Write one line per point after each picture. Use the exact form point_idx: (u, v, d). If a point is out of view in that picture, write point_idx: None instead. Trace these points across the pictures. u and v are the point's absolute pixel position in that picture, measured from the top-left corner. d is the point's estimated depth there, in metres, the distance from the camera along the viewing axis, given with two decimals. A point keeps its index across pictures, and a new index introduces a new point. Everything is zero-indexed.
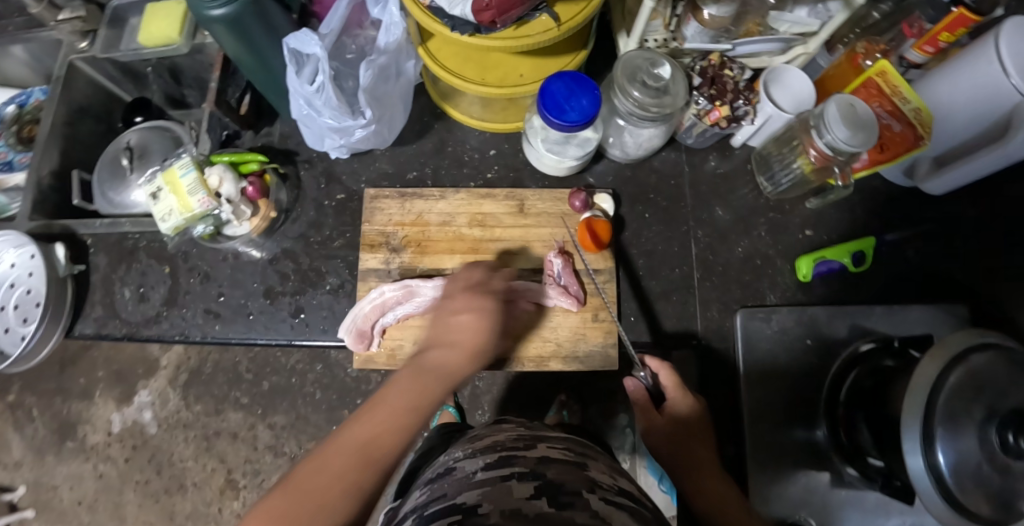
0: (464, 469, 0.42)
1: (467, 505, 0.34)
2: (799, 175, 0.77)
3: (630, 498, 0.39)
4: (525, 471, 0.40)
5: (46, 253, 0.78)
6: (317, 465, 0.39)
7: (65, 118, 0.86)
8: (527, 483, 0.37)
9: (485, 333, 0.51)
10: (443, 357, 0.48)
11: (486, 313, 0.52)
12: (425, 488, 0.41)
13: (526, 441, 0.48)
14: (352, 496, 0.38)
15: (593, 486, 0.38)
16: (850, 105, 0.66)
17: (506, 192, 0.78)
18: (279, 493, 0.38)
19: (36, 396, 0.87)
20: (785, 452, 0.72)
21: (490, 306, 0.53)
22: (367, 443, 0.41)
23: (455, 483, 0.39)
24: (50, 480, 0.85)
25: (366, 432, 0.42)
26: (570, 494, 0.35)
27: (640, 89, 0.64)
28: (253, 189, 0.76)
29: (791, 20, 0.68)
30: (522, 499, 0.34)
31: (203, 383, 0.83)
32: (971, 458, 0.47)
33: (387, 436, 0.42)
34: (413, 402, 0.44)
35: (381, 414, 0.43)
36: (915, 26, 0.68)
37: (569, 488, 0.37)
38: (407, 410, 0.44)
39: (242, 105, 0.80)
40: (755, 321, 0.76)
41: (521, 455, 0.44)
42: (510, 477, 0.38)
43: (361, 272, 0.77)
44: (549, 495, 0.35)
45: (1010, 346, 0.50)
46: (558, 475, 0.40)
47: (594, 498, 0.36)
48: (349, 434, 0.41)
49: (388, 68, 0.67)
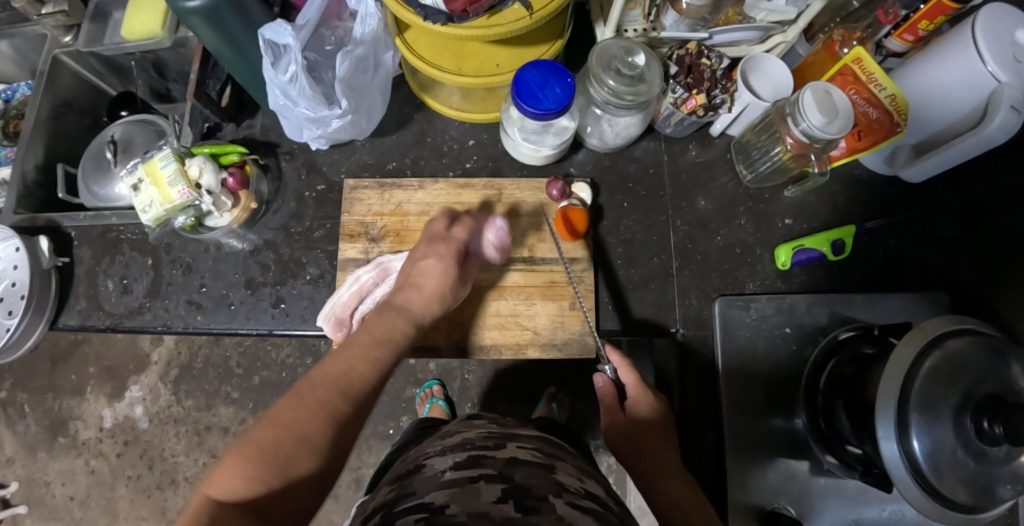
0: (433, 467, 0.43)
1: (434, 505, 0.35)
2: (779, 163, 0.78)
3: (597, 501, 0.41)
4: (493, 473, 0.40)
5: (30, 246, 0.79)
6: (298, 399, 0.45)
7: (50, 112, 0.86)
8: (494, 486, 0.38)
9: (445, 276, 0.65)
10: (412, 297, 0.62)
11: (444, 258, 0.65)
12: (394, 486, 0.42)
13: (495, 441, 0.49)
14: (327, 421, 0.45)
15: (560, 490, 0.40)
16: (826, 92, 0.66)
17: (484, 182, 0.79)
18: (263, 424, 0.43)
19: (28, 393, 0.89)
20: (762, 440, 0.72)
21: (450, 258, 0.66)
22: (342, 376, 0.49)
23: (424, 481, 0.40)
24: (44, 477, 0.88)
25: (338, 367, 0.50)
26: (536, 498, 0.37)
27: (614, 77, 0.65)
28: (232, 180, 0.77)
29: (768, 9, 0.69)
30: (489, 503, 0.35)
31: (194, 379, 0.86)
32: (945, 445, 0.48)
33: (360, 370, 0.51)
34: (387, 333, 0.57)
35: (360, 348, 0.53)
36: (892, 12, 0.69)
37: (536, 492, 0.38)
38: (379, 338, 0.56)
39: (223, 97, 0.81)
40: (734, 309, 0.76)
41: (490, 455, 0.45)
42: (478, 479, 0.39)
43: (340, 262, 0.77)
44: (515, 499, 0.36)
45: (988, 334, 0.51)
46: (525, 478, 0.40)
47: (559, 503, 0.37)
48: (327, 369, 0.49)
49: (365, 60, 0.68)
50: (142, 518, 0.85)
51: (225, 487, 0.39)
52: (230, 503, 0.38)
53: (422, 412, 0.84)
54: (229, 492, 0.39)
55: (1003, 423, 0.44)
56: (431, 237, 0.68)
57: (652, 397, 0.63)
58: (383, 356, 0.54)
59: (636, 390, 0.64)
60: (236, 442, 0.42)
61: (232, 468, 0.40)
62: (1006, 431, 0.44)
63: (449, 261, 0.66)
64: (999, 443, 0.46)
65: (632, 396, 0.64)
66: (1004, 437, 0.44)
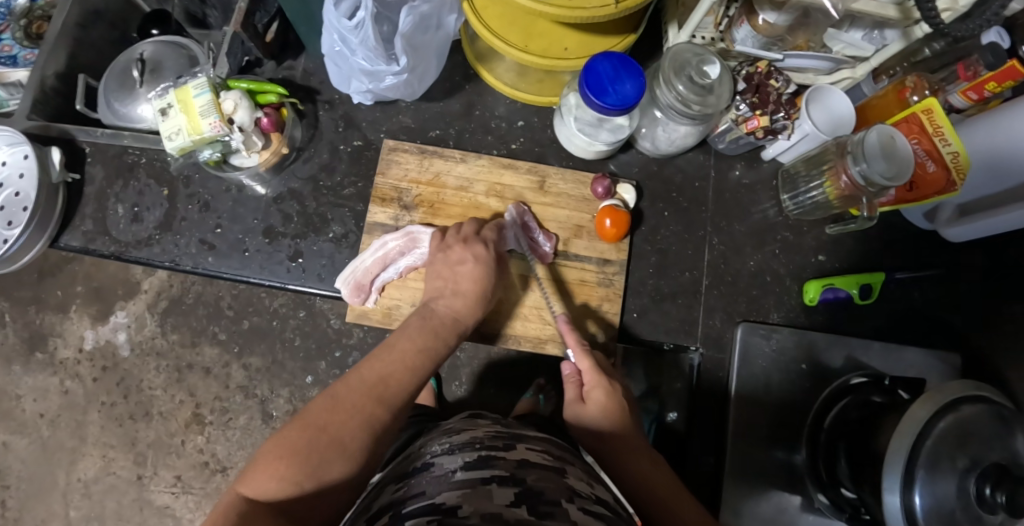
0: (442, 466, 0.40)
1: (446, 506, 0.32)
2: (821, 199, 0.76)
3: (608, 508, 0.38)
4: (505, 475, 0.38)
5: (40, 156, 0.76)
6: (334, 400, 0.42)
7: (77, 18, 0.81)
8: (507, 489, 0.35)
9: (483, 280, 0.61)
10: (455, 303, 0.58)
11: (482, 261, 0.62)
12: (402, 483, 0.38)
13: (504, 441, 0.46)
14: (362, 426, 0.42)
15: (572, 494, 0.37)
16: (891, 137, 0.64)
17: (528, 166, 0.77)
18: (300, 422, 0.40)
19: (12, 302, 0.86)
20: (760, 469, 0.72)
21: (487, 258, 0.63)
22: (378, 380, 0.45)
23: (434, 481, 0.37)
24: (14, 390, 0.84)
25: (376, 370, 0.47)
26: (550, 503, 0.34)
27: (684, 83, 0.63)
28: (267, 120, 0.74)
29: (847, 41, 0.66)
30: (503, 506, 0.32)
31: (183, 313, 0.84)
32: (947, 504, 0.46)
33: (399, 375, 0.47)
34: (428, 340, 0.52)
35: (396, 351, 0.49)
36: (971, 69, 0.65)
37: (549, 497, 0.35)
38: (421, 347, 0.51)
39: (269, 32, 0.78)
40: (755, 337, 0.75)
41: (501, 456, 0.42)
42: (491, 481, 0.36)
43: (367, 224, 0.75)
44: (529, 503, 0.33)
45: (999, 402, 0.49)
46: (537, 481, 0.38)
47: (573, 509, 0.34)
48: (363, 373, 0.46)
49: (428, 18, 0.64)
50: (111, 446, 0.83)
51: (257, 486, 0.37)
52: (260, 502, 0.36)
53: None
54: (260, 490, 0.36)
55: (1004, 491, 0.43)
56: (464, 238, 0.65)
57: (609, 382, 0.58)
58: (423, 364, 0.50)
59: (592, 376, 0.60)
60: (268, 440, 0.39)
61: (267, 466, 0.37)
62: (1006, 501, 0.42)
63: (486, 263, 0.63)
64: (998, 512, 0.44)
65: (588, 385, 0.60)
66: (1003, 507, 0.43)
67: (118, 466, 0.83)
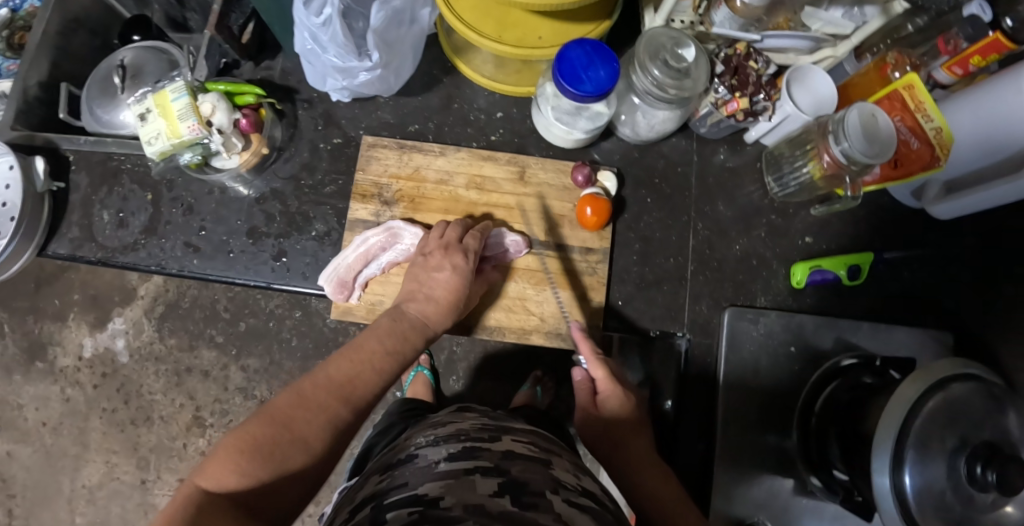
0: (426, 457, 0.39)
1: (429, 497, 0.31)
2: (807, 181, 0.75)
3: (594, 500, 0.37)
4: (489, 466, 0.37)
5: (24, 165, 0.76)
6: (301, 397, 0.42)
7: (58, 27, 0.82)
8: (490, 479, 0.35)
9: (458, 290, 0.61)
10: (425, 309, 0.57)
11: (459, 271, 0.62)
12: (385, 475, 0.38)
13: (491, 433, 0.46)
14: (327, 424, 0.42)
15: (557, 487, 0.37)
16: (871, 115, 0.64)
17: (508, 157, 0.77)
18: (262, 418, 0.40)
19: (9, 312, 0.87)
20: (753, 453, 0.72)
21: (464, 270, 0.63)
22: (347, 380, 0.45)
23: (417, 472, 0.36)
24: (16, 399, 0.85)
25: (345, 370, 0.46)
26: (534, 494, 0.33)
27: (660, 68, 0.62)
28: (246, 121, 0.74)
29: (825, 19, 0.68)
30: (485, 496, 0.32)
31: (179, 317, 0.84)
32: (936, 486, 0.46)
33: (366, 377, 0.47)
34: (397, 343, 0.52)
35: (366, 348, 0.49)
36: (952, 43, 0.64)
37: (533, 488, 0.35)
38: (391, 348, 0.51)
39: (245, 33, 0.79)
40: (742, 322, 0.75)
41: (486, 447, 0.42)
42: (474, 472, 0.36)
43: (349, 221, 0.75)
44: (512, 494, 0.33)
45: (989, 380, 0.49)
46: (522, 472, 0.37)
47: (557, 499, 0.34)
48: (331, 371, 0.46)
49: (400, 13, 0.65)
50: (114, 452, 0.84)
51: (216, 476, 0.36)
52: (219, 494, 0.35)
53: (406, 381, 0.83)
54: (220, 482, 0.35)
55: (995, 470, 0.42)
56: (445, 245, 0.65)
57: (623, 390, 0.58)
58: (392, 367, 0.50)
59: (608, 384, 0.60)
60: (229, 432, 0.38)
61: (224, 457, 0.36)
62: (995, 478, 0.42)
63: (464, 275, 0.62)
64: (989, 490, 0.44)
65: (602, 391, 0.60)
66: (991, 485, 0.42)
67: (122, 471, 0.83)
